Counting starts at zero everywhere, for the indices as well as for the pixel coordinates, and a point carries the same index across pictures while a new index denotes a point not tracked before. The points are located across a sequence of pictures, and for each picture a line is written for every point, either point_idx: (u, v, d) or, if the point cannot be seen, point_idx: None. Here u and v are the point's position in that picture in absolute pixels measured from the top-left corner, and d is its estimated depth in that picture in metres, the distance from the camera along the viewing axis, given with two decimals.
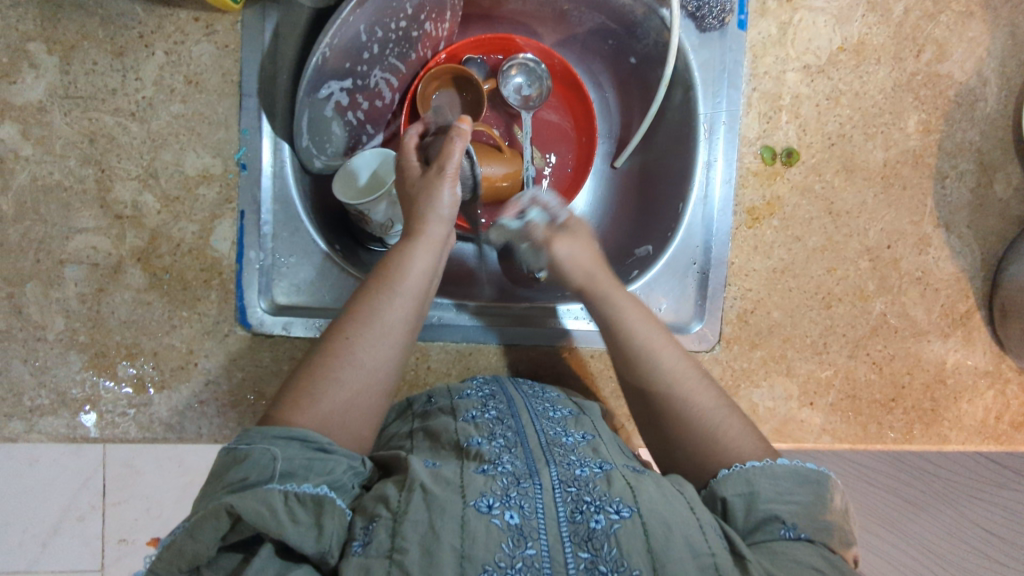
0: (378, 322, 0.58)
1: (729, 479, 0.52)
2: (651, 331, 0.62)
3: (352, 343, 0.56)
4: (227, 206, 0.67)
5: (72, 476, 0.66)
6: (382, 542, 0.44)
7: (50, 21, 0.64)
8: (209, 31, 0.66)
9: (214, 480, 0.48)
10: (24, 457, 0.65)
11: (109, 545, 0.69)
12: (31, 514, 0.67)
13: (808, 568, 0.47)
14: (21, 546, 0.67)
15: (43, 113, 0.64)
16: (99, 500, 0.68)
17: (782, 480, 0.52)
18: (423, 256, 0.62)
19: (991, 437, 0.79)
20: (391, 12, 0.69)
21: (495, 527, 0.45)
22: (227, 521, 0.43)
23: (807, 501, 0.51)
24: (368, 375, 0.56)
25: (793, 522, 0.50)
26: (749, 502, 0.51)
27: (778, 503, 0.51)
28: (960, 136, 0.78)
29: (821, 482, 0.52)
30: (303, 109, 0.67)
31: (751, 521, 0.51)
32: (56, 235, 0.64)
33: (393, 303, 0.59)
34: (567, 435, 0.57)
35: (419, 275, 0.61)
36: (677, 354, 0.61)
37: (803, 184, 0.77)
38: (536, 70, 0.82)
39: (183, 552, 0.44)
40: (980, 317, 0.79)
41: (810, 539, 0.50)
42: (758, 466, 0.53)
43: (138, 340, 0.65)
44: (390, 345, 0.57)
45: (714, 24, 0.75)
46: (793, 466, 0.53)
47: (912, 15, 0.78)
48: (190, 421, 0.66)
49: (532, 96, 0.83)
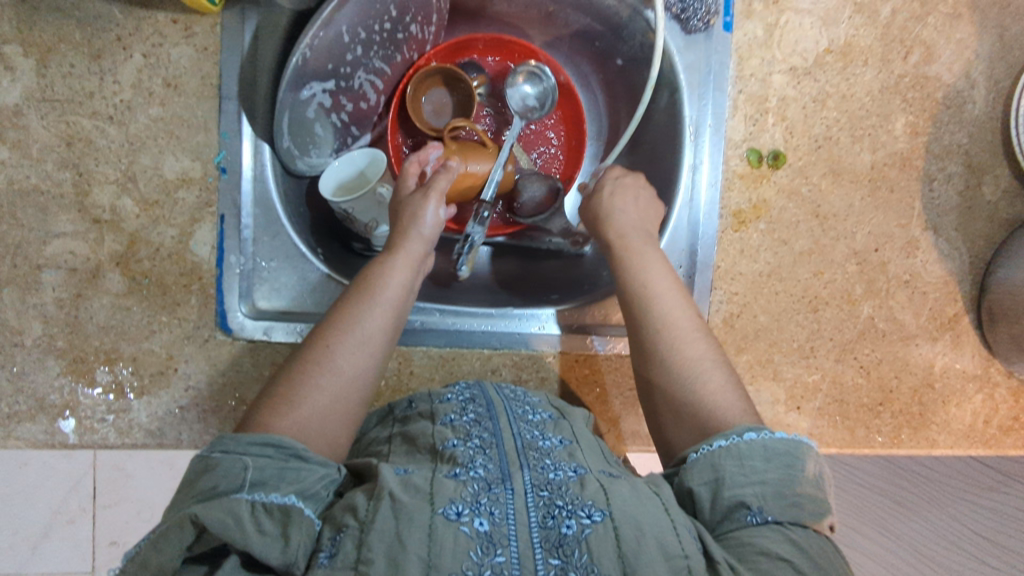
0: (356, 332, 0.57)
1: (696, 466, 0.52)
2: (672, 297, 0.63)
3: (332, 351, 0.56)
4: (207, 210, 0.66)
5: (61, 479, 0.66)
6: (348, 553, 0.44)
7: (27, 23, 0.63)
8: (188, 34, 0.66)
9: (184, 489, 0.47)
10: (15, 458, 0.64)
11: (100, 547, 0.68)
12: (21, 518, 0.66)
13: (774, 558, 0.46)
14: (10, 549, 0.66)
15: (20, 117, 0.63)
16: (90, 503, 0.67)
17: (747, 459, 0.50)
18: (403, 270, 0.62)
19: (980, 441, 0.78)
20: (375, 14, 0.68)
21: (463, 535, 0.44)
22: (191, 532, 0.43)
23: (775, 479, 0.50)
24: (346, 381, 0.55)
25: (759, 507, 0.49)
26: (715, 489, 0.50)
27: (744, 487, 0.50)
28: (949, 138, 0.78)
29: (789, 456, 0.51)
30: (284, 109, 0.67)
31: (719, 509, 0.50)
32: (33, 240, 0.63)
33: (371, 315, 0.59)
34: (544, 439, 0.56)
35: (398, 288, 0.61)
36: (683, 311, 0.62)
37: (789, 186, 0.77)
38: (545, 81, 0.79)
39: (146, 564, 0.43)
40: (969, 320, 0.78)
41: (778, 521, 0.49)
42: (724, 447, 0.51)
43: (117, 345, 0.65)
44: (371, 354, 0.57)
45: (699, 26, 0.74)
46: (760, 442, 0.51)
47: (899, 17, 0.77)
48: (170, 428, 0.65)
49: (534, 107, 0.80)
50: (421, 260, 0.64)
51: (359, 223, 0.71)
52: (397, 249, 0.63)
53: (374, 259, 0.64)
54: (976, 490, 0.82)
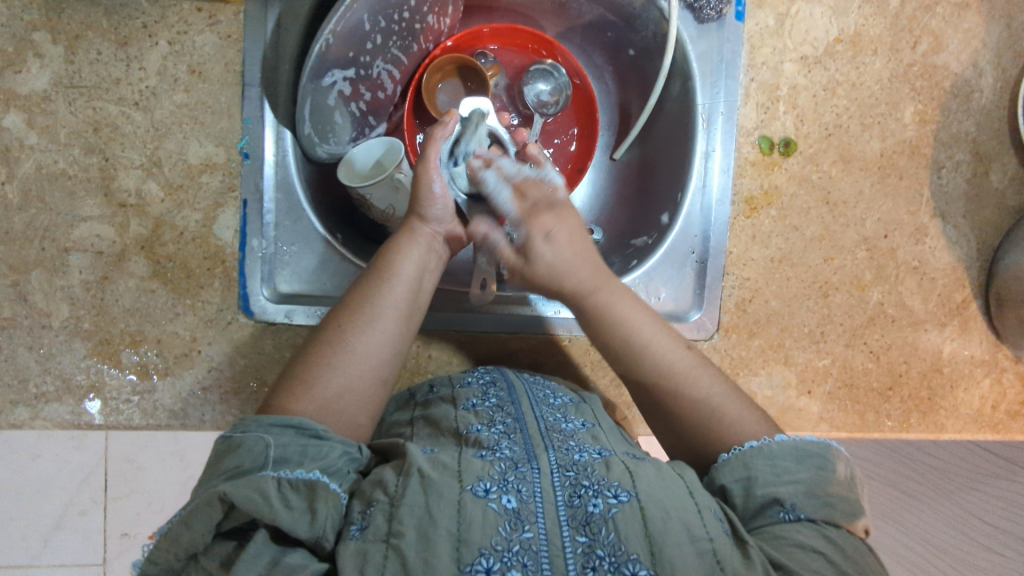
0: (371, 312, 0.59)
1: (727, 466, 0.54)
2: (661, 343, 0.61)
3: (345, 332, 0.57)
4: (230, 194, 0.67)
5: (75, 470, 0.66)
6: (379, 526, 0.45)
7: (55, 11, 0.65)
8: (212, 21, 0.67)
9: (209, 469, 0.48)
10: (27, 452, 0.65)
11: (111, 539, 0.68)
12: (31, 511, 0.66)
13: (808, 552, 0.48)
14: (22, 540, 0.66)
15: (48, 103, 0.65)
16: (102, 494, 0.67)
17: (779, 460, 0.53)
18: (416, 249, 0.63)
19: (988, 426, 0.80)
20: (395, 4, 0.69)
21: (491, 511, 0.45)
22: (220, 509, 0.44)
23: (807, 478, 0.52)
24: (360, 362, 0.56)
25: (792, 504, 0.51)
26: (747, 487, 0.52)
27: (779, 486, 0.52)
28: (957, 127, 0.79)
29: (820, 456, 0.53)
30: (306, 96, 0.67)
31: (752, 506, 0.52)
32: (60, 223, 0.65)
33: (387, 294, 0.60)
34: (566, 421, 0.58)
35: (412, 266, 0.62)
36: (679, 356, 0.61)
37: (800, 174, 0.78)
38: (559, 77, 0.83)
39: (178, 540, 0.44)
40: (977, 306, 0.80)
41: (811, 519, 0.50)
42: (756, 447, 0.54)
43: (142, 328, 0.66)
44: (385, 331, 0.58)
45: (711, 15, 0.75)
46: (793, 443, 0.53)
47: (908, 7, 0.78)
48: (193, 408, 0.67)
49: (550, 102, 0.84)
50: (432, 239, 0.65)
51: (376, 207, 0.72)
52: (407, 231, 0.64)
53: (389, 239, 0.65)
54: (981, 477, 0.81)
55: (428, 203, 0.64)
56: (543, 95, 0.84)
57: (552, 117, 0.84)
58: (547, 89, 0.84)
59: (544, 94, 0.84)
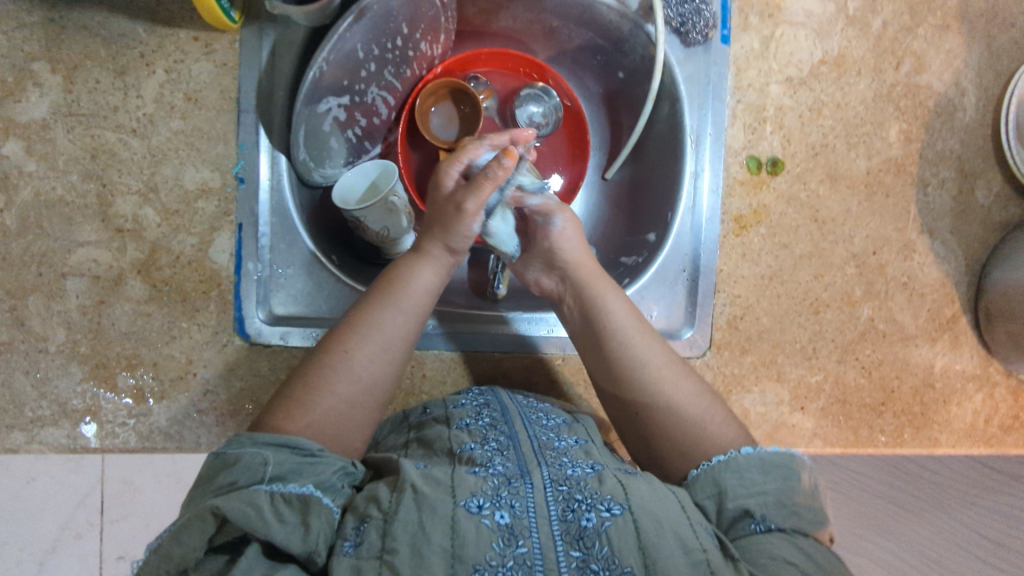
0: (378, 341, 0.59)
1: (698, 483, 0.55)
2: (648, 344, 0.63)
3: (347, 358, 0.58)
4: (226, 218, 0.68)
5: (70, 492, 0.66)
6: (372, 543, 0.45)
7: (54, 41, 0.66)
8: (208, 50, 0.69)
9: (203, 484, 0.49)
10: (22, 475, 0.65)
11: (108, 563, 0.67)
12: (26, 533, 0.66)
13: (782, 562, 0.49)
14: (17, 565, 0.65)
15: (47, 131, 0.66)
16: (98, 516, 0.67)
17: (746, 471, 0.54)
18: (430, 273, 0.64)
19: (982, 440, 0.81)
20: (389, 32, 0.70)
21: (485, 527, 0.46)
22: (213, 523, 0.45)
23: (775, 488, 0.53)
24: (348, 384, 0.57)
25: (761, 515, 0.52)
26: (718, 501, 0.53)
27: (747, 498, 0.53)
28: (941, 145, 0.81)
29: (788, 467, 0.54)
30: (301, 121, 0.68)
31: (725, 520, 0.52)
32: (58, 248, 0.66)
33: (395, 323, 0.60)
34: (559, 439, 0.58)
35: (422, 293, 0.63)
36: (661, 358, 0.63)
37: (788, 192, 0.79)
38: (550, 100, 0.85)
39: (170, 555, 0.44)
40: (966, 321, 0.80)
41: (782, 528, 0.51)
42: (723, 461, 0.55)
43: (137, 351, 0.66)
44: (389, 361, 0.59)
45: (698, 38, 0.77)
46: (758, 455, 0.55)
47: (890, 29, 0.80)
48: (189, 431, 0.67)
49: (542, 123, 0.85)
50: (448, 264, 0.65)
51: (370, 230, 0.72)
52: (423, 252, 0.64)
53: (402, 257, 0.65)
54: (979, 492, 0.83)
55: (457, 235, 0.64)
56: (536, 119, 0.85)
57: (541, 138, 0.85)
58: (539, 110, 0.85)
59: (535, 117, 0.85)
